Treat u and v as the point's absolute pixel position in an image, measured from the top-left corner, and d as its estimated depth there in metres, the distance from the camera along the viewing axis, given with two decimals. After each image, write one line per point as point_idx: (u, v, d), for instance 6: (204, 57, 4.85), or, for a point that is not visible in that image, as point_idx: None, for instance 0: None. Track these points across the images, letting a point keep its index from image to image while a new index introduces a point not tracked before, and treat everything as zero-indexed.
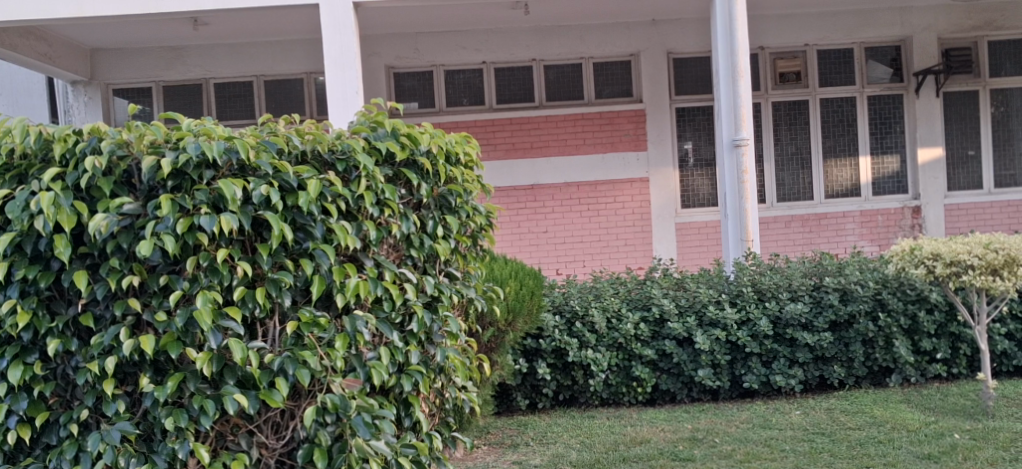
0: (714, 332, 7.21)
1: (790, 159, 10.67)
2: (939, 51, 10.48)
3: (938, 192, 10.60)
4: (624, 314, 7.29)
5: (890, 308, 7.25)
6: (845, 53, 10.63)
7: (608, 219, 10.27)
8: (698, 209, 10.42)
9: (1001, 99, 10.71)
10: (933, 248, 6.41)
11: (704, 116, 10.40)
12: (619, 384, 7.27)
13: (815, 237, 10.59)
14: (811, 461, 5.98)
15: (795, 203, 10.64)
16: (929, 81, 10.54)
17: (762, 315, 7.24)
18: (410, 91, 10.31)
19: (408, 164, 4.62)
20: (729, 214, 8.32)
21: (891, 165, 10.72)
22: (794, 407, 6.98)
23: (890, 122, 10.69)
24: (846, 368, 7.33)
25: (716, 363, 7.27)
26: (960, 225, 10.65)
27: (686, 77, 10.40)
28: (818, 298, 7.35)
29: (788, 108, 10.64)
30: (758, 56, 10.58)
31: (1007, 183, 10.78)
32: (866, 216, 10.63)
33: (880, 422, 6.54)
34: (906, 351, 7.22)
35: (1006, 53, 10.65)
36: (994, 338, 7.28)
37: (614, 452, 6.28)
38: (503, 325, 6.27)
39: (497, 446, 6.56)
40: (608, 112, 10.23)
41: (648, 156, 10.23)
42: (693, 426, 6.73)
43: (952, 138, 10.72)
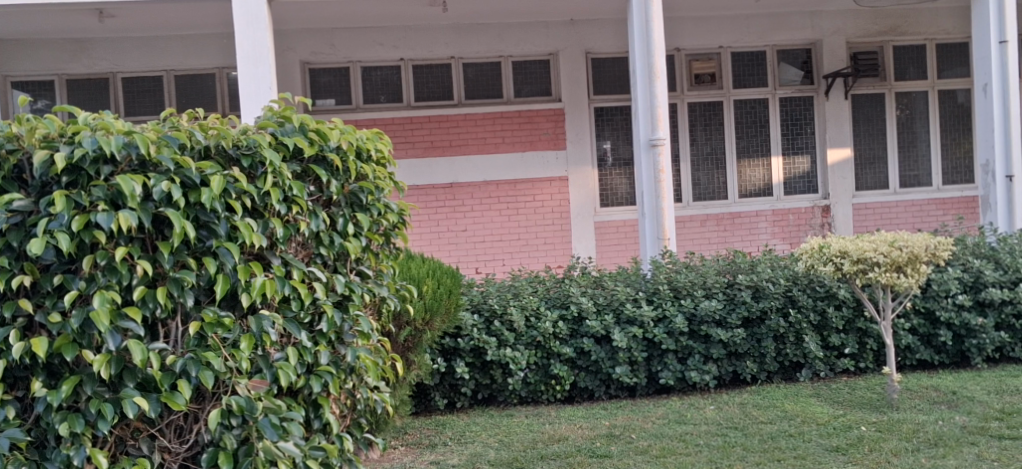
0: (631, 330, 7.25)
1: (705, 159, 10.80)
2: (847, 55, 10.72)
3: (846, 191, 10.84)
4: (543, 312, 7.29)
5: (801, 304, 7.40)
6: (758, 55, 10.79)
7: (526, 218, 10.28)
8: (615, 208, 10.49)
9: (906, 103, 10.99)
10: (841, 246, 6.54)
11: (621, 116, 10.47)
12: (537, 383, 7.26)
13: (728, 236, 10.73)
14: (725, 455, 6.05)
15: (710, 203, 10.77)
16: (838, 83, 10.76)
17: (678, 312, 7.32)
18: (326, 87, 10.15)
19: (317, 160, 4.59)
20: (645, 213, 8.36)
21: (802, 165, 10.91)
22: (708, 403, 7.06)
23: (801, 123, 10.88)
24: (758, 364, 7.43)
25: (633, 360, 7.31)
26: (867, 224, 10.89)
27: (603, 78, 10.45)
28: (731, 296, 7.47)
29: (704, 109, 10.76)
30: (674, 57, 10.69)
31: (913, 183, 11.05)
32: (778, 216, 10.81)
33: (790, 416, 6.65)
34: (815, 346, 7.37)
35: (911, 57, 10.94)
36: (898, 334, 7.45)
37: (532, 450, 6.28)
38: (420, 324, 6.23)
39: (414, 447, 6.50)
40: (527, 111, 10.24)
41: (566, 155, 10.28)
42: (610, 423, 6.76)
43: (859, 139, 10.95)
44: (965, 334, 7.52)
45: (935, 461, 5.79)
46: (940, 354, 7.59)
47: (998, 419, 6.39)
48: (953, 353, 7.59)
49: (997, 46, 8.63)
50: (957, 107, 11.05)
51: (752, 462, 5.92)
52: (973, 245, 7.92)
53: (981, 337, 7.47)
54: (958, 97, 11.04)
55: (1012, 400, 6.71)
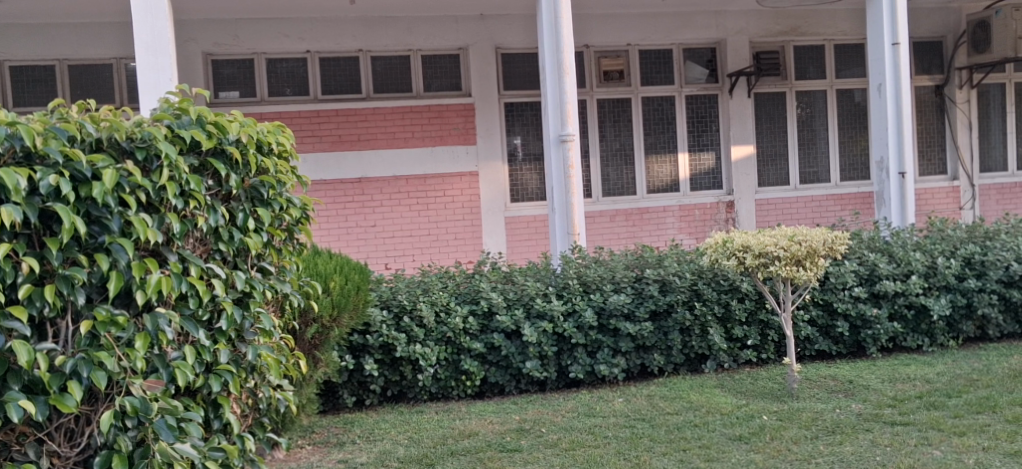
0: (541, 324, 7.27)
1: (614, 154, 10.87)
2: (750, 54, 10.94)
3: (750, 187, 11.06)
4: (453, 307, 7.27)
5: (705, 297, 7.52)
6: (664, 53, 10.91)
7: (436, 213, 10.25)
8: (525, 203, 10.53)
9: (807, 101, 11.25)
10: (744, 240, 6.67)
11: (532, 111, 10.51)
12: (447, 378, 7.22)
13: (637, 231, 10.84)
14: (633, 446, 6.11)
15: (618, 199, 10.86)
16: (741, 82, 10.98)
17: (587, 306, 7.38)
18: (230, 79, 9.92)
19: (216, 153, 4.52)
20: (556, 207, 8.38)
21: (707, 162, 11.08)
22: (617, 395, 7.11)
23: (706, 121, 11.05)
24: (665, 356, 7.52)
25: (543, 355, 7.32)
26: (768, 219, 11.15)
27: (513, 73, 10.47)
28: (639, 290, 7.57)
29: (612, 106, 10.83)
30: (584, 54, 10.71)
31: (812, 180, 11.33)
32: (685, 211, 10.94)
33: (695, 407, 6.74)
34: (720, 338, 7.49)
35: (810, 57, 11.22)
36: (798, 325, 7.62)
37: (442, 446, 6.27)
38: (327, 321, 6.15)
39: (322, 445, 6.43)
40: (437, 105, 10.20)
41: (476, 150, 10.28)
42: (520, 417, 6.77)
43: (762, 136, 11.17)
44: (861, 325, 7.72)
45: (833, 448, 5.94)
46: (837, 345, 7.77)
47: (891, 406, 6.58)
48: (850, 343, 7.78)
49: (890, 48, 8.89)
50: (854, 106, 11.38)
51: (659, 453, 6.00)
52: (868, 239, 8.15)
53: (877, 328, 7.67)
54: (855, 97, 11.37)
55: (904, 387, 6.91)
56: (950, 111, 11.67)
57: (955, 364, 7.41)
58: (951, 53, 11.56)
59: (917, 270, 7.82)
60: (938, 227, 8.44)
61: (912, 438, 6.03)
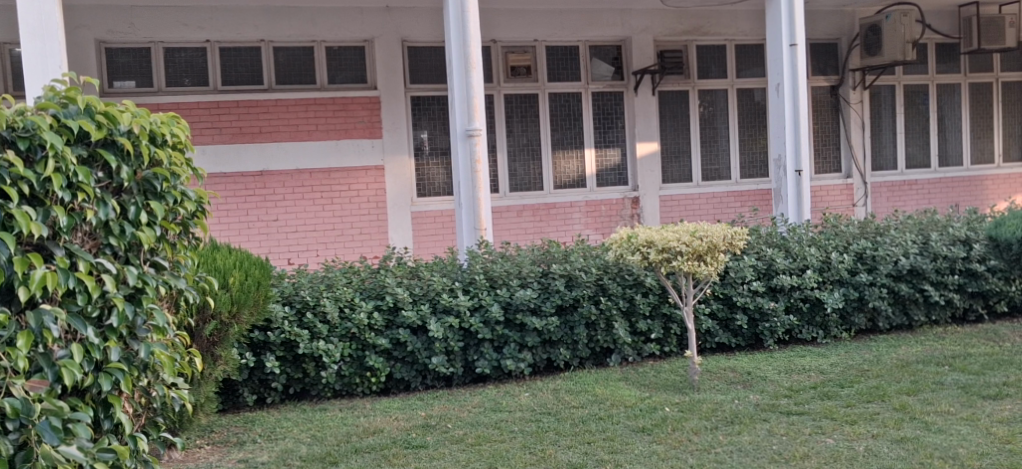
0: (447, 320, 7.21)
1: (521, 150, 10.85)
2: (654, 52, 11.07)
3: (654, 183, 11.19)
4: (357, 303, 7.17)
5: (610, 292, 7.57)
6: (571, 50, 10.94)
7: (341, 207, 10.12)
8: (432, 198, 10.47)
9: (709, 100, 11.43)
10: (647, 235, 6.71)
11: (438, 106, 10.46)
12: (352, 375, 7.12)
13: (544, 227, 10.85)
14: (538, 440, 6.11)
15: (526, 194, 10.84)
16: (646, 80, 11.08)
17: (494, 301, 7.34)
18: (124, 68, 9.61)
19: (106, 144, 4.42)
20: (462, 202, 8.30)
21: (613, 158, 11.16)
22: (523, 390, 7.10)
23: (612, 117, 11.11)
24: (571, 350, 7.53)
25: (449, 350, 7.27)
26: (672, 215, 11.28)
27: (419, 67, 10.40)
28: (545, 285, 7.56)
29: (520, 101, 10.80)
30: (491, 49, 10.68)
31: (713, 177, 11.50)
32: (591, 207, 11.00)
33: (600, 400, 6.77)
34: (624, 332, 7.53)
35: (713, 57, 11.40)
36: (700, 318, 7.68)
37: (346, 444, 6.17)
38: (226, 317, 6.03)
39: (221, 445, 6.27)
40: (342, 98, 10.06)
41: (382, 144, 10.19)
42: (426, 413, 6.71)
43: (666, 134, 11.30)
44: (759, 318, 7.84)
45: (732, 438, 6.01)
46: (736, 337, 7.88)
47: (787, 396, 6.69)
48: (749, 336, 7.89)
49: (788, 49, 9.06)
50: (754, 105, 11.60)
51: (563, 446, 6.01)
52: (766, 235, 8.28)
53: (774, 320, 7.81)
54: (755, 96, 11.59)
55: (799, 378, 7.04)
56: (843, 110, 11.95)
57: (848, 355, 7.58)
58: (845, 55, 11.84)
59: (812, 265, 8.00)
60: (832, 223, 8.61)
61: (807, 427, 6.15)
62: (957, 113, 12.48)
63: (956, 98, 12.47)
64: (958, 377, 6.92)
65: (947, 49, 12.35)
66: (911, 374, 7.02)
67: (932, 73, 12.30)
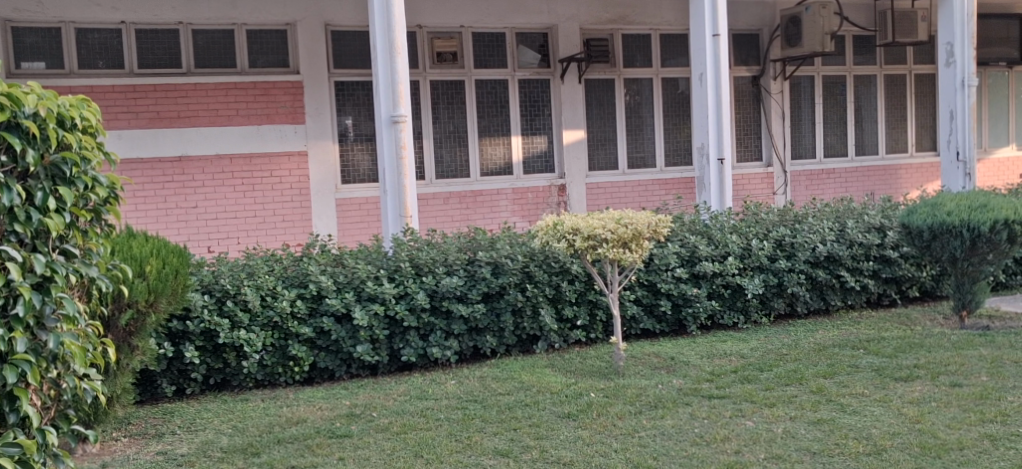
0: (372, 307, 7.12)
1: (448, 136, 10.77)
2: (580, 41, 11.07)
3: (580, 171, 11.20)
4: (280, 291, 7.05)
5: (537, 279, 7.55)
6: (497, 36, 10.88)
7: (262, 194, 9.94)
8: (357, 184, 10.35)
9: (635, 88, 11.49)
10: (573, 223, 6.70)
11: (363, 91, 10.33)
12: (274, 365, 6.99)
13: (470, 214, 10.79)
14: (464, 427, 6.08)
15: (452, 181, 10.77)
16: (573, 68, 11.10)
17: (419, 289, 7.28)
18: (32, 49, 9.25)
19: (10, 126, 4.25)
20: (387, 190, 8.19)
21: (540, 145, 11.13)
22: (449, 378, 7.05)
23: (539, 105, 11.09)
24: (497, 337, 7.49)
25: (374, 339, 7.18)
26: (598, 203, 11.31)
27: (343, 51, 10.26)
28: (471, 272, 7.52)
29: (446, 87, 10.71)
30: (416, 34, 10.58)
31: (638, 164, 11.57)
32: (518, 194, 10.99)
33: (526, 386, 6.75)
34: (550, 318, 7.53)
35: (638, 46, 11.45)
36: (625, 304, 7.70)
37: (269, 434, 6.07)
38: (143, 306, 5.89)
39: (139, 438, 6.11)
40: (263, 82, 9.87)
41: (305, 129, 10.03)
42: (351, 402, 6.63)
43: (593, 121, 11.32)
44: (683, 303, 7.88)
45: (655, 422, 6.04)
46: (660, 323, 7.90)
47: (709, 380, 6.74)
48: (672, 321, 7.93)
49: (711, 39, 9.12)
50: (678, 94, 11.69)
51: (490, 432, 5.98)
52: (690, 222, 8.33)
53: (697, 305, 7.86)
54: (679, 85, 11.69)
55: (721, 362, 7.10)
56: (764, 100, 12.08)
57: (767, 340, 7.67)
58: (767, 45, 11.97)
59: (733, 252, 8.08)
60: (753, 211, 8.69)
61: (728, 410, 6.20)
62: (873, 104, 12.71)
63: (873, 89, 12.68)
64: (872, 359, 7.04)
65: (864, 42, 12.56)
66: (827, 357, 7.13)
67: (849, 64, 12.50)
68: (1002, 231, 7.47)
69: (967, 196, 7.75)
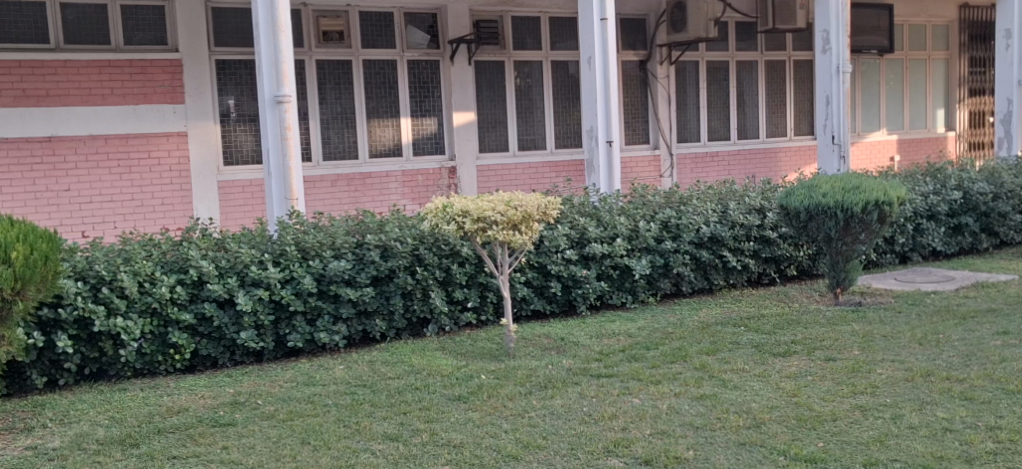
0: (256, 292, 6.92)
1: (335, 117, 10.55)
2: (470, 22, 10.98)
3: (470, 153, 11.11)
4: (158, 277, 6.78)
5: (426, 262, 7.45)
6: (385, 16, 10.69)
7: (140, 176, 9.59)
8: (240, 167, 10.06)
9: (524, 71, 11.44)
10: (463, 205, 6.61)
11: (245, 70, 10.06)
12: (153, 353, 6.74)
13: (359, 196, 10.59)
14: (353, 413, 5.95)
15: (339, 163, 10.54)
16: (462, 50, 11.00)
17: (306, 273, 7.10)
18: None
19: None
20: (271, 171, 7.95)
21: (429, 127, 11.01)
22: (337, 363, 6.89)
23: (428, 86, 10.96)
24: (387, 321, 7.37)
25: (258, 324, 6.98)
26: (488, 185, 11.25)
27: (224, 29, 9.96)
28: (360, 255, 7.37)
29: (332, 67, 10.47)
30: (300, 13, 10.34)
31: (529, 146, 11.54)
32: (408, 176, 10.84)
33: (416, 370, 6.64)
34: (440, 301, 7.44)
35: (527, 28, 11.42)
36: (515, 286, 7.64)
37: (148, 424, 5.84)
38: (9, 293, 5.60)
39: (6, 432, 5.81)
40: (139, 60, 9.52)
41: (185, 109, 9.73)
42: (235, 389, 6.42)
43: (482, 103, 11.25)
44: (572, 285, 7.87)
45: (545, 402, 6.01)
46: (551, 304, 7.87)
47: (598, 360, 6.74)
48: (562, 302, 7.90)
49: (599, 23, 9.13)
50: (568, 77, 11.71)
51: (379, 417, 5.87)
52: (578, 204, 8.33)
53: (587, 286, 7.85)
54: (569, 68, 11.70)
55: (609, 342, 7.11)
56: (651, 84, 12.17)
57: (654, 319, 7.71)
58: (653, 30, 12.05)
59: (621, 233, 8.12)
60: (640, 193, 8.73)
61: (615, 388, 6.20)
62: (755, 89, 12.92)
63: (755, 74, 12.91)
64: (752, 336, 7.14)
65: (746, 28, 12.75)
66: (711, 335, 7.20)
67: (732, 50, 12.68)
68: (873, 211, 7.65)
69: (841, 179, 7.92)
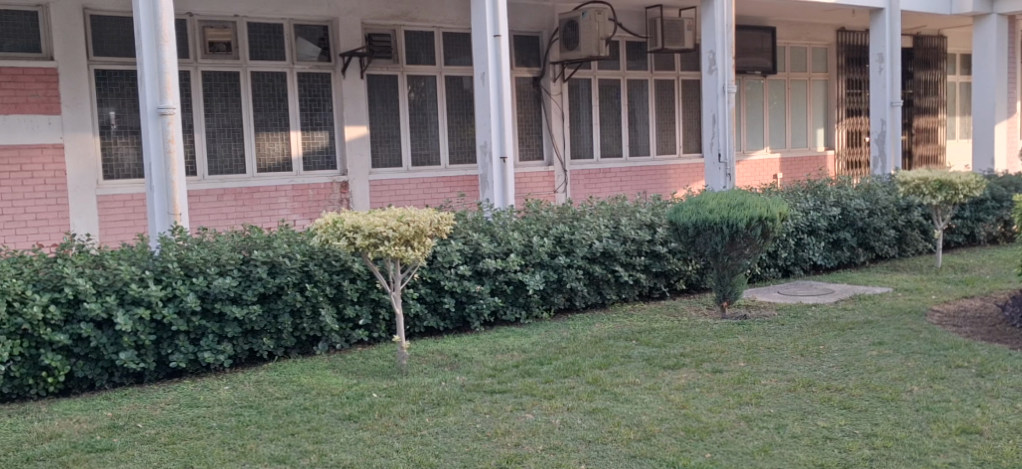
0: (136, 311, 6.62)
1: (221, 130, 10.25)
2: (362, 35, 10.82)
3: (363, 168, 10.93)
4: (30, 296, 6.42)
5: (316, 278, 7.25)
6: (274, 28, 10.46)
7: (11, 190, 9.15)
8: (120, 180, 9.73)
9: (417, 85, 11.32)
10: (354, 220, 6.45)
11: (127, 81, 9.73)
12: (24, 376, 6.42)
13: (246, 211, 10.31)
14: (238, 435, 5.73)
15: (226, 177, 10.24)
16: (353, 63, 10.82)
17: (189, 291, 6.82)
18: None
19: None
20: (153, 186, 7.65)
21: (320, 141, 10.79)
22: (223, 383, 6.65)
23: (319, 99, 10.75)
24: (275, 340, 7.15)
25: (139, 345, 6.68)
26: (381, 200, 11.09)
27: (104, 38, 9.60)
28: (246, 272, 7.11)
29: (218, 79, 10.18)
30: (186, 22, 10.02)
31: (422, 162, 11.42)
32: (297, 191, 10.60)
33: (306, 389, 6.44)
34: (331, 319, 7.24)
35: (420, 43, 11.31)
36: (407, 302, 7.50)
37: (16, 452, 5.53)
38: None
39: None
40: (11, 68, 9.08)
41: (61, 120, 9.33)
42: (113, 413, 6.13)
43: (375, 117, 11.08)
44: (465, 301, 7.76)
45: (437, 420, 5.88)
46: (444, 321, 7.75)
47: (491, 376, 6.64)
48: (456, 318, 7.79)
49: (492, 40, 9.06)
50: (461, 93, 11.64)
51: (266, 439, 5.66)
52: (472, 220, 8.22)
53: (481, 302, 7.76)
54: (464, 84, 11.65)
55: (503, 358, 7.02)
56: (544, 101, 12.15)
57: (547, 334, 7.66)
58: (546, 48, 12.05)
59: (514, 248, 8.04)
60: (533, 208, 8.70)
61: (508, 404, 6.11)
62: (646, 106, 13.05)
63: (646, 92, 13.05)
64: (643, 350, 7.14)
65: (636, 47, 12.88)
66: (604, 349, 7.17)
67: (623, 68, 12.78)
68: (757, 227, 7.75)
69: (727, 195, 7.99)
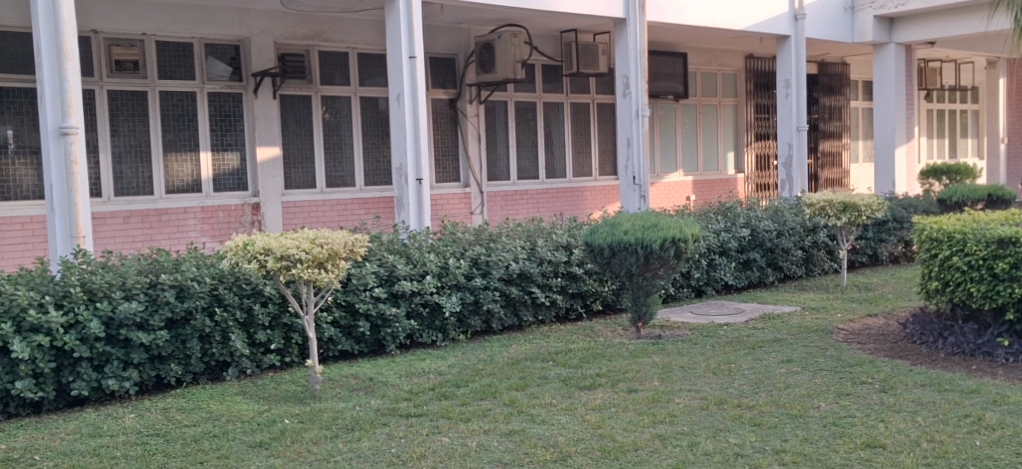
0: (35, 339, 6.35)
1: (127, 151, 9.96)
2: (274, 55, 10.64)
3: (276, 189, 10.74)
4: None
5: (226, 302, 7.05)
6: (184, 47, 10.23)
7: None
8: (19, 202, 9.38)
9: (330, 105, 11.17)
10: (265, 243, 6.29)
11: (26, 99, 9.40)
12: None
13: (154, 233, 10.02)
14: (143, 465, 5.53)
15: (133, 198, 9.96)
16: (266, 83, 10.64)
17: (93, 316, 6.56)
18: None
19: None
20: (54, 207, 7.38)
21: (231, 162, 10.56)
22: (127, 411, 6.41)
23: (230, 120, 10.53)
24: (183, 365, 6.94)
25: (38, 373, 6.42)
26: (295, 222, 10.90)
27: (2, 55, 9.27)
28: (153, 297, 6.87)
29: (125, 98, 9.91)
30: (91, 40, 9.74)
31: (337, 183, 11.26)
32: (208, 212, 10.34)
33: (215, 416, 6.24)
34: (241, 344, 7.05)
35: (334, 63, 11.18)
36: (321, 326, 7.36)
37: None
38: None
39: None
40: None
41: None
42: (8, 445, 5.86)
43: (288, 138, 10.90)
44: (381, 324, 7.64)
45: (351, 445, 5.74)
46: (359, 344, 7.61)
47: (407, 399, 6.52)
48: (371, 342, 7.66)
49: (407, 61, 8.96)
50: (376, 114, 11.52)
51: None
52: (387, 241, 8.11)
53: (397, 325, 7.64)
54: (379, 105, 11.54)
55: (419, 381, 6.91)
56: (460, 122, 12.09)
57: (464, 356, 7.57)
58: (462, 70, 12.01)
59: (431, 270, 7.93)
60: (449, 229, 8.62)
61: (424, 428, 6.00)
62: (561, 128, 13.09)
63: (561, 115, 13.09)
64: (559, 371, 7.09)
65: (552, 70, 12.92)
66: (520, 370, 7.11)
67: (539, 91, 12.80)
68: (671, 248, 7.77)
69: (641, 217, 8.01)
